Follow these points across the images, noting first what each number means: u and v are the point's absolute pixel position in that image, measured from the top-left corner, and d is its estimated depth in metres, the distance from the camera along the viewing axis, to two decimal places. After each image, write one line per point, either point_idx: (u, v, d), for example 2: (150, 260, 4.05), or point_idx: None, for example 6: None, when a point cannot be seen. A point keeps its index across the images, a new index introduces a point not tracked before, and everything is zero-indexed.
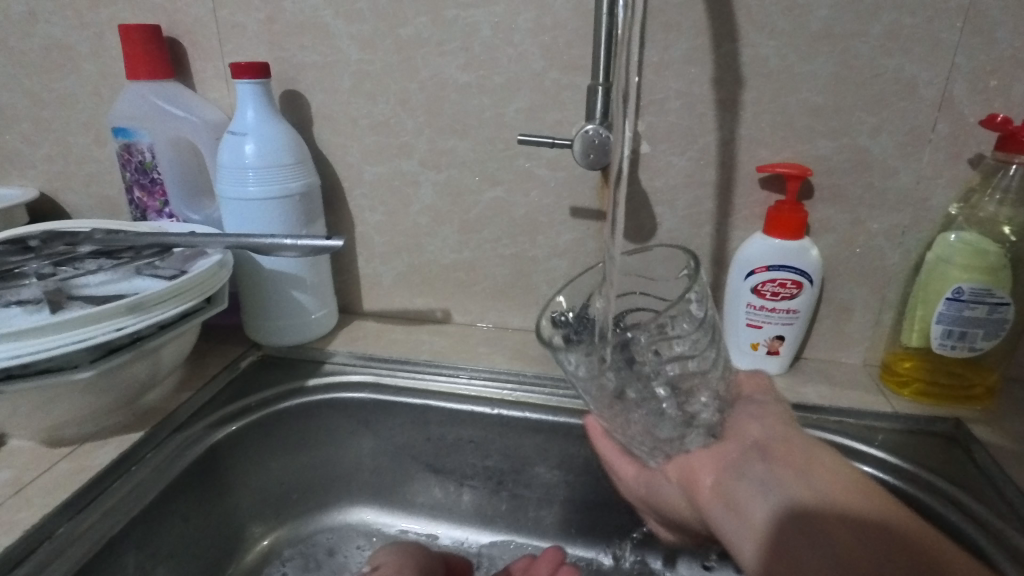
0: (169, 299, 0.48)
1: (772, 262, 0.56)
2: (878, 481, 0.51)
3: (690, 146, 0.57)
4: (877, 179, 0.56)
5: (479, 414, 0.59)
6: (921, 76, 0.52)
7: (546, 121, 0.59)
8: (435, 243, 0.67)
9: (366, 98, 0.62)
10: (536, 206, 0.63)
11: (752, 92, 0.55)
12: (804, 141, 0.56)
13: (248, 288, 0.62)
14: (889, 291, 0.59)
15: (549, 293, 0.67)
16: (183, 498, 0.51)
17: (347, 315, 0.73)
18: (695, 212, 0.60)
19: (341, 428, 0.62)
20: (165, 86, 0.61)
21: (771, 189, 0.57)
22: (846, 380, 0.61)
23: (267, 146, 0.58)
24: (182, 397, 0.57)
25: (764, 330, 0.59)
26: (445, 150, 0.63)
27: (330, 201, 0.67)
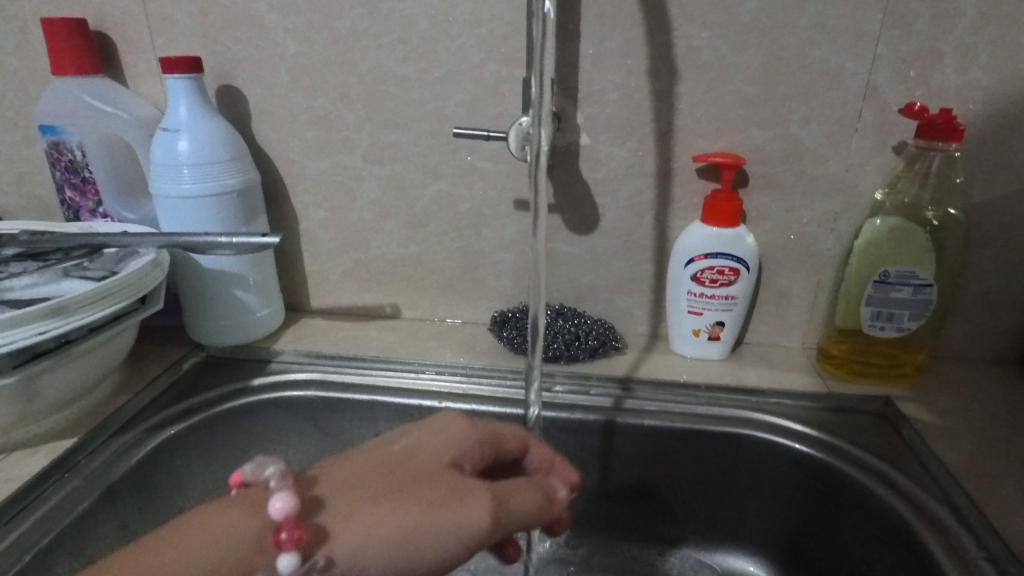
0: (98, 301, 0.47)
1: (710, 250, 0.57)
2: (813, 459, 0.53)
3: (629, 137, 0.58)
4: (808, 167, 0.57)
5: (427, 408, 0.59)
6: (846, 66, 0.53)
7: (487, 114, 0.59)
8: (381, 238, 0.67)
9: (305, 92, 0.61)
10: (481, 199, 0.63)
11: (687, 84, 0.56)
12: (738, 130, 0.57)
13: (189, 288, 0.61)
14: (824, 276, 0.61)
15: (497, 285, 0.67)
16: (122, 504, 0.50)
17: (295, 313, 0.72)
18: (636, 202, 0.61)
19: (288, 428, 0.61)
20: (93, 82, 0.60)
21: (708, 178, 0.59)
22: (785, 363, 0.63)
23: (201, 143, 0.56)
24: (119, 402, 0.56)
25: (704, 316, 0.60)
26: (387, 145, 0.62)
27: (272, 197, 0.66)
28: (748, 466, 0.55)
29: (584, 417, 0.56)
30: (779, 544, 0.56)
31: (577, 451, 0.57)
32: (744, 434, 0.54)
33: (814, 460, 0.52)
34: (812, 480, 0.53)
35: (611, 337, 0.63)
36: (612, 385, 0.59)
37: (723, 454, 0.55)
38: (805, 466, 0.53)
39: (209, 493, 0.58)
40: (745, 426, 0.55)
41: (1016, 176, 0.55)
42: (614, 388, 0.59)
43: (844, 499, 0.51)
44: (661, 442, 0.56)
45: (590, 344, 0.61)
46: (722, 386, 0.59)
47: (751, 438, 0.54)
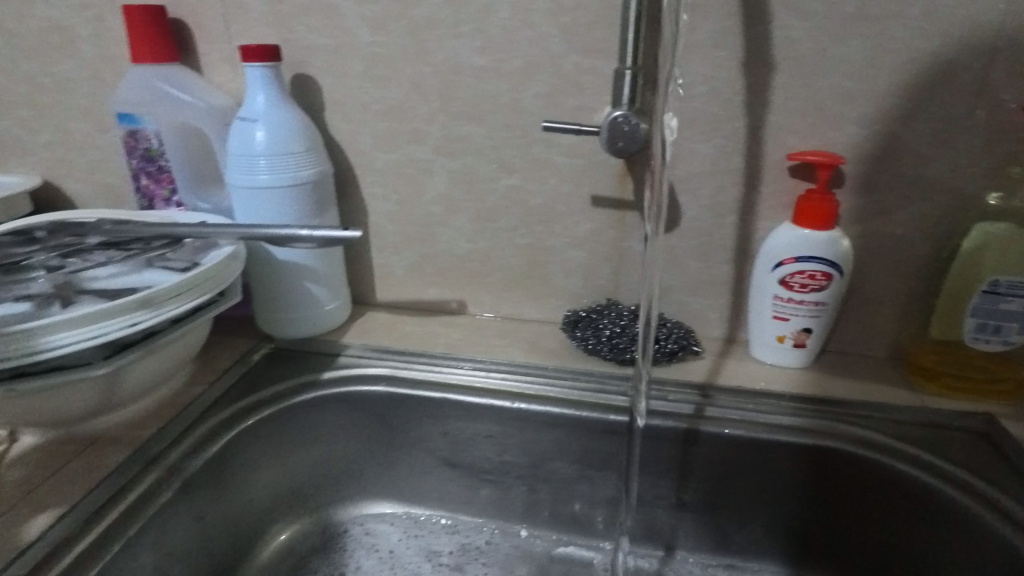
0: (182, 293, 0.47)
1: (800, 253, 0.54)
2: (909, 478, 0.50)
3: (716, 133, 0.55)
4: (909, 168, 0.54)
5: (497, 408, 0.57)
6: (960, 60, 0.50)
7: (566, 107, 0.57)
8: (449, 232, 0.65)
9: (379, 82, 0.60)
10: (555, 195, 0.61)
11: (782, 77, 0.52)
12: (835, 127, 0.54)
13: (259, 279, 0.61)
14: (919, 283, 0.58)
15: (566, 283, 0.65)
16: (199, 495, 0.50)
17: (358, 306, 0.71)
18: (720, 201, 0.58)
19: (356, 423, 0.60)
20: (170, 70, 0.59)
21: (799, 178, 0.56)
22: (872, 373, 0.59)
23: (278, 133, 0.56)
24: (194, 393, 0.56)
25: (788, 322, 0.57)
26: (460, 137, 0.61)
27: (341, 189, 0.65)
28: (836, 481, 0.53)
29: (663, 424, 0.54)
30: (865, 562, 0.54)
31: (653, 459, 0.55)
32: (834, 448, 0.52)
33: (910, 479, 0.50)
34: (906, 501, 0.50)
35: (688, 341, 0.60)
36: (688, 391, 0.57)
37: (809, 467, 0.53)
38: (900, 485, 0.50)
39: (276, 483, 0.58)
40: (835, 439, 0.52)
41: None
42: (691, 394, 0.57)
43: (942, 523, 0.48)
44: (743, 453, 0.53)
45: (667, 348, 0.59)
46: (808, 397, 0.56)
47: (841, 452, 0.52)
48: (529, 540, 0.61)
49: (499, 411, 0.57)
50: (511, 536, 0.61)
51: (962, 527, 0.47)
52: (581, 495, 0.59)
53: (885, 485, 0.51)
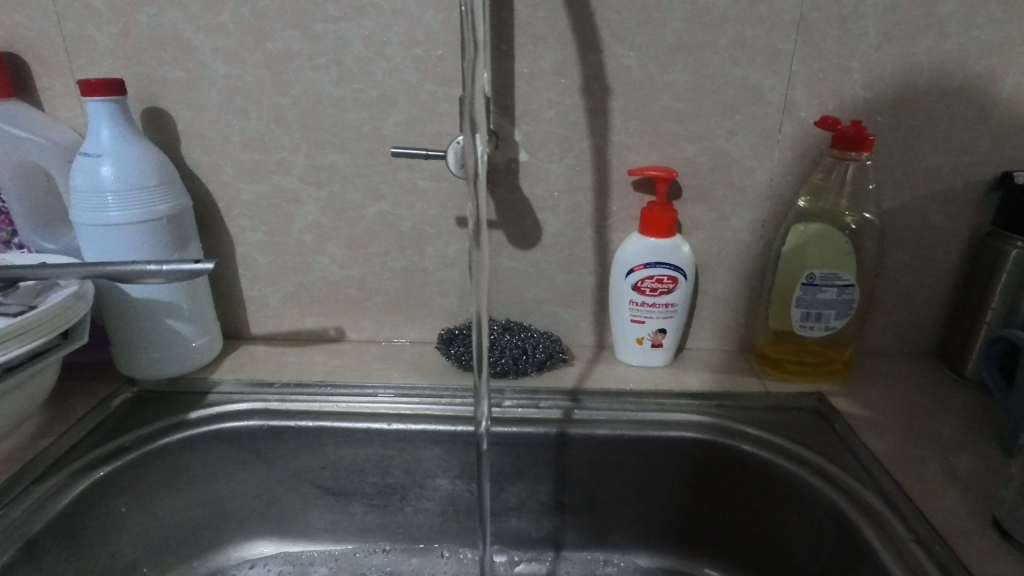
0: (15, 338, 0.44)
1: (649, 260, 0.59)
2: (755, 458, 0.55)
3: (567, 153, 0.59)
4: (736, 178, 0.60)
5: (375, 431, 0.58)
6: (765, 83, 0.57)
7: (425, 133, 0.59)
8: (321, 260, 0.65)
9: (237, 114, 0.59)
10: (423, 217, 0.63)
11: (619, 101, 0.58)
12: (669, 145, 0.59)
13: (116, 319, 0.58)
14: (756, 280, 0.64)
15: (443, 303, 0.67)
16: (43, 554, 0.46)
17: (233, 340, 0.69)
18: (577, 217, 0.62)
19: (230, 462, 0.58)
20: (4, 106, 0.56)
21: (643, 192, 0.61)
22: (725, 365, 0.65)
23: (126, 168, 0.54)
24: (40, 446, 0.52)
25: (646, 325, 0.62)
26: (325, 166, 0.61)
27: (205, 222, 0.64)
28: (713, 460, 0.57)
29: (535, 431, 0.57)
30: (727, 539, 0.58)
31: (531, 465, 0.58)
32: (682, 438, 0.56)
33: (757, 459, 0.54)
34: (753, 480, 0.55)
35: (557, 349, 0.64)
36: (560, 397, 0.60)
37: (675, 455, 0.57)
38: (748, 466, 0.55)
39: (142, 532, 0.55)
40: (680, 429, 0.57)
41: (923, 183, 0.60)
42: (563, 400, 0.60)
43: (785, 495, 0.53)
44: (612, 450, 0.57)
45: (537, 358, 0.62)
46: (668, 392, 0.60)
47: (691, 441, 0.56)
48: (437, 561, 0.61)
49: (411, 442, 0.58)
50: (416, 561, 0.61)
51: (799, 498, 0.52)
52: (460, 505, 0.60)
53: (739, 468, 0.56)
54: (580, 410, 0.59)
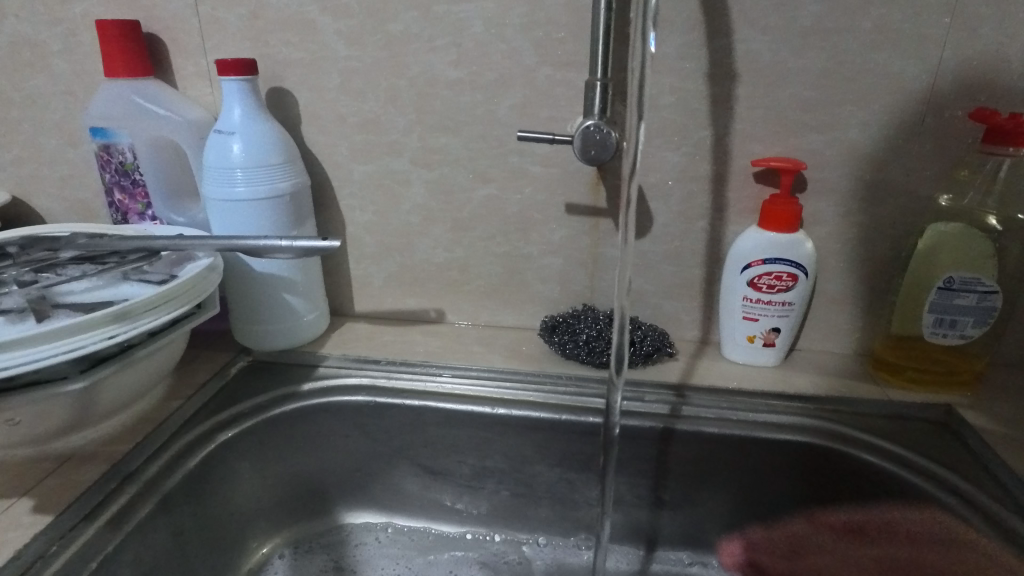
0: (161, 304, 0.46)
1: (767, 255, 0.57)
2: (877, 469, 0.52)
3: (684, 142, 0.57)
4: (866, 173, 0.57)
5: (478, 415, 0.58)
6: (909, 71, 0.53)
7: (539, 118, 0.59)
8: (426, 242, 0.66)
9: (355, 95, 0.60)
10: (530, 203, 0.62)
11: (744, 88, 0.55)
12: (795, 134, 0.56)
13: (238, 291, 0.61)
14: (879, 281, 0.60)
15: (543, 290, 0.66)
16: (177, 508, 0.49)
17: (337, 317, 0.71)
18: (689, 208, 0.60)
19: (337, 434, 0.60)
20: (144, 84, 0.59)
21: (763, 183, 0.58)
22: (839, 370, 0.62)
23: (255, 146, 0.56)
24: (170, 408, 0.55)
25: (758, 322, 0.60)
26: (436, 149, 0.62)
27: (318, 201, 0.65)
28: (828, 468, 0.54)
29: (641, 424, 0.56)
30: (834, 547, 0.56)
31: (633, 459, 0.57)
32: (797, 443, 0.54)
33: (877, 468, 0.52)
34: (872, 491, 0.53)
35: (664, 344, 0.62)
36: (666, 392, 0.59)
37: (786, 459, 0.55)
38: (868, 476, 0.53)
39: (256, 496, 0.58)
40: (795, 433, 0.55)
41: None
42: (669, 395, 0.58)
43: (910, 510, 0.51)
44: (719, 450, 0.56)
45: (644, 350, 0.61)
46: (780, 394, 0.58)
47: (807, 446, 0.54)
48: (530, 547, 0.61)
49: (516, 428, 0.58)
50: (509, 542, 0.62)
51: (924, 512, 0.50)
52: (558, 497, 0.60)
53: (856, 477, 0.53)
54: (687, 407, 0.57)
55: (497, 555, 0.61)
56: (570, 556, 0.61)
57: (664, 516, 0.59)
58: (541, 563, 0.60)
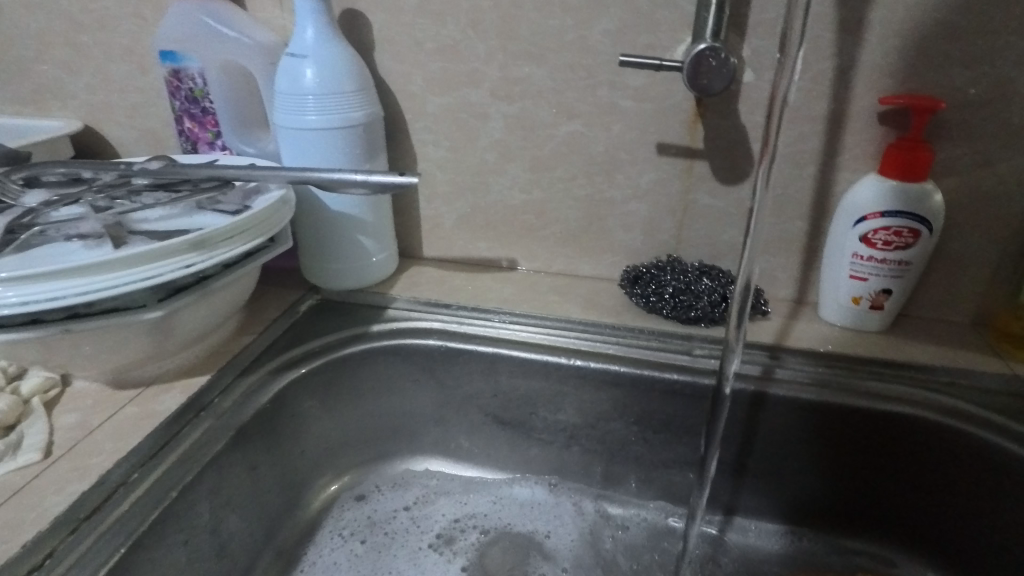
0: (236, 235, 0.44)
1: (888, 207, 0.50)
2: (997, 450, 0.47)
3: (801, 75, 0.51)
4: (1016, 116, 0.49)
5: (553, 365, 0.55)
6: None
7: (636, 45, 0.53)
8: (502, 182, 0.62)
9: (433, 18, 0.56)
10: (618, 142, 0.57)
11: (880, 12, 0.48)
12: (934, 69, 0.49)
13: (307, 227, 0.58)
14: (1013, 243, 0.53)
15: (625, 239, 0.62)
16: (252, 443, 0.49)
17: (405, 259, 0.69)
18: (798, 152, 0.54)
19: (405, 377, 0.59)
20: (214, 4, 0.57)
21: (888, 126, 0.51)
22: (954, 339, 0.56)
23: (329, 71, 0.53)
24: (243, 342, 0.55)
25: (867, 283, 0.54)
26: (519, 80, 0.57)
27: (389, 135, 0.62)
28: (937, 445, 0.49)
29: (732, 386, 0.51)
30: (931, 528, 0.52)
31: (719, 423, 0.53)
32: (909, 416, 0.49)
33: (997, 449, 0.47)
34: (990, 475, 0.48)
35: (758, 301, 0.58)
36: (757, 352, 0.54)
37: (890, 432, 0.50)
38: (987, 457, 0.48)
39: (326, 436, 0.57)
40: (907, 406, 0.49)
41: None
42: (761, 355, 0.54)
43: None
44: (816, 418, 0.51)
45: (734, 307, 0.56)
46: (885, 362, 0.53)
47: (920, 420, 0.49)
48: (598, 504, 0.59)
49: (592, 382, 0.55)
50: (577, 497, 0.60)
51: None
52: (633, 456, 0.58)
53: (969, 457, 0.48)
54: (782, 371, 0.52)
55: (565, 510, 0.59)
56: (641, 517, 0.58)
57: (743, 483, 0.56)
58: (611, 521, 0.58)
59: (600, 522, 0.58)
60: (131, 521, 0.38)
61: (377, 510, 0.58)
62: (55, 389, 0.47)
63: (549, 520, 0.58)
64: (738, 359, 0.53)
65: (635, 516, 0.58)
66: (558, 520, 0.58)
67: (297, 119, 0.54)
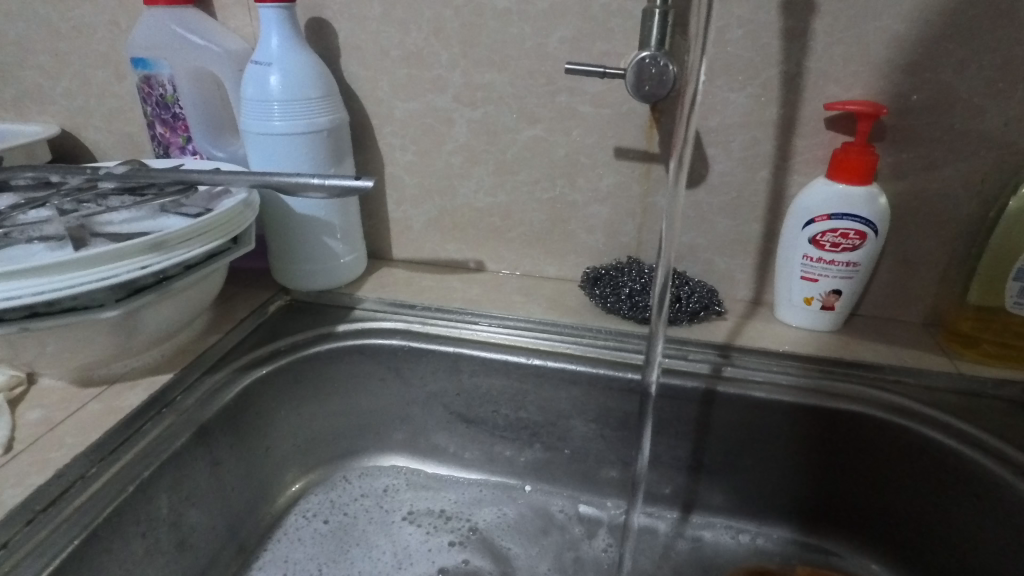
0: (196, 237, 0.46)
1: (835, 210, 0.52)
2: (939, 446, 0.48)
3: (751, 81, 0.52)
4: (958, 121, 0.50)
5: (513, 365, 0.56)
6: None
7: (593, 53, 0.54)
8: (468, 186, 0.63)
9: (397, 26, 0.57)
10: (578, 146, 0.59)
11: (824, 21, 0.49)
12: (878, 75, 0.50)
13: (275, 230, 0.60)
14: (960, 244, 0.55)
15: (588, 240, 0.63)
16: (215, 440, 0.50)
17: (376, 261, 0.70)
18: (751, 156, 0.55)
19: (370, 376, 0.60)
20: (184, 13, 0.58)
21: (837, 131, 0.53)
22: (906, 338, 0.57)
23: (293, 78, 0.54)
24: (210, 341, 0.56)
25: (818, 283, 0.55)
26: (482, 85, 0.58)
27: (358, 139, 0.64)
28: (883, 441, 0.51)
29: (683, 384, 0.53)
30: (880, 522, 0.53)
31: (673, 419, 0.55)
32: (855, 412, 0.51)
33: (939, 444, 0.48)
34: (933, 471, 0.49)
35: (713, 301, 0.58)
36: (711, 351, 0.55)
37: (838, 428, 0.52)
38: (930, 453, 0.49)
39: (292, 433, 0.58)
40: (852, 403, 0.51)
41: None
42: (714, 354, 0.55)
43: (971, 492, 0.47)
44: (767, 415, 0.53)
45: (691, 308, 0.57)
46: (835, 361, 0.54)
47: (866, 417, 0.51)
48: (560, 500, 0.61)
49: (551, 380, 0.56)
50: (540, 494, 0.61)
51: (978, 491, 0.47)
52: (594, 453, 0.59)
53: (914, 452, 0.50)
54: (734, 369, 0.54)
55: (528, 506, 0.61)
56: (602, 513, 0.60)
57: (699, 479, 0.57)
58: (572, 518, 0.59)
59: (562, 518, 0.59)
60: (87, 513, 0.40)
61: (344, 506, 0.60)
62: (21, 386, 0.48)
63: (512, 516, 0.59)
64: (689, 358, 0.55)
65: (596, 512, 0.60)
66: (520, 516, 0.60)
67: (262, 125, 0.55)
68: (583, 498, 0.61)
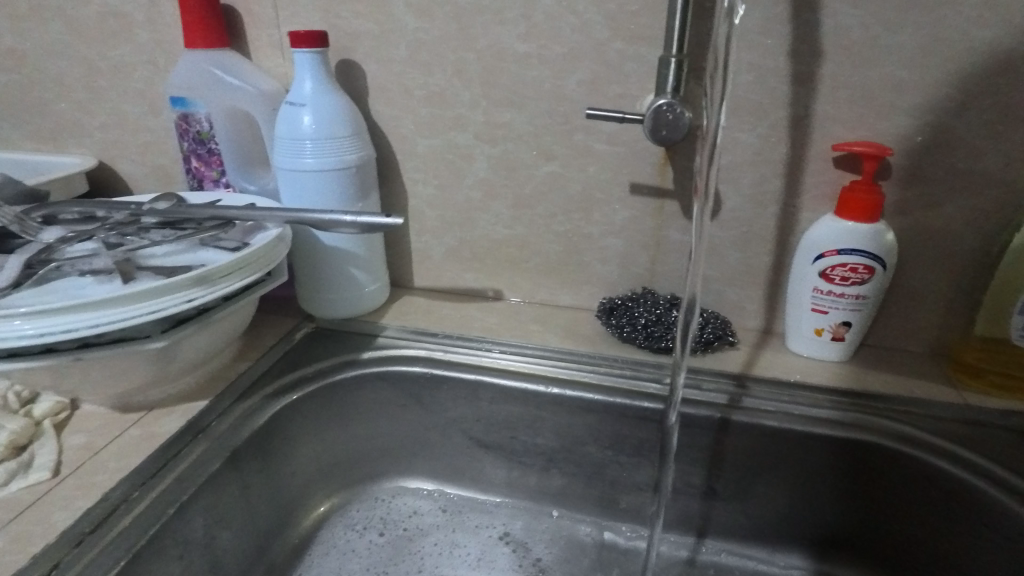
0: (235, 271, 0.48)
1: (843, 245, 0.54)
2: (948, 476, 0.50)
3: (760, 122, 0.55)
4: (959, 161, 0.53)
5: (532, 393, 0.58)
6: (1019, 51, 0.48)
7: (608, 94, 0.57)
8: (487, 218, 0.66)
9: (422, 68, 0.60)
10: (594, 181, 0.61)
11: (830, 67, 0.52)
12: (882, 117, 0.53)
13: (303, 260, 0.62)
14: (965, 277, 0.57)
15: (602, 271, 0.66)
16: (246, 464, 0.52)
17: (397, 289, 0.73)
18: (761, 192, 0.58)
19: (392, 402, 0.62)
20: (220, 55, 0.61)
21: (844, 169, 0.55)
22: (913, 368, 0.59)
23: (324, 118, 0.57)
24: (240, 368, 0.58)
25: (827, 315, 0.57)
26: (502, 124, 0.61)
27: (382, 173, 0.66)
28: (894, 471, 0.52)
29: (698, 413, 0.55)
30: (892, 549, 0.55)
31: (687, 447, 0.56)
32: (865, 442, 0.52)
33: (949, 475, 0.50)
34: (944, 501, 0.50)
35: (725, 331, 0.60)
36: (724, 380, 0.57)
37: (849, 458, 0.53)
38: (939, 483, 0.50)
39: (316, 457, 0.60)
40: (862, 433, 0.52)
41: None
42: (727, 384, 0.57)
43: (981, 522, 0.48)
44: (779, 443, 0.54)
45: (704, 337, 0.59)
46: (845, 391, 0.55)
47: (876, 446, 0.52)
48: (576, 524, 0.62)
49: (568, 408, 0.58)
50: (556, 519, 0.63)
51: (988, 521, 0.48)
52: (609, 478, 0.60)
53: (924, 482, 0.51)
54: (747, 398, 0.55)
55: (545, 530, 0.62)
56: (616, 538, 0.61)
57: (713, 505, 0.59)
58: (588, 542, 0.61)
59: (578, 543, 0.61)
60: (131, 535, 0.42)
61: (366, 529, 0.61)
62: (64, 412, 0.51)
63: (529, 540, 0.61)
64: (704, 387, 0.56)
65: (611, 537, 0.61)
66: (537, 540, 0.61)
67: (294, 161, 0.58)
68: (597, 522, 0.62)
